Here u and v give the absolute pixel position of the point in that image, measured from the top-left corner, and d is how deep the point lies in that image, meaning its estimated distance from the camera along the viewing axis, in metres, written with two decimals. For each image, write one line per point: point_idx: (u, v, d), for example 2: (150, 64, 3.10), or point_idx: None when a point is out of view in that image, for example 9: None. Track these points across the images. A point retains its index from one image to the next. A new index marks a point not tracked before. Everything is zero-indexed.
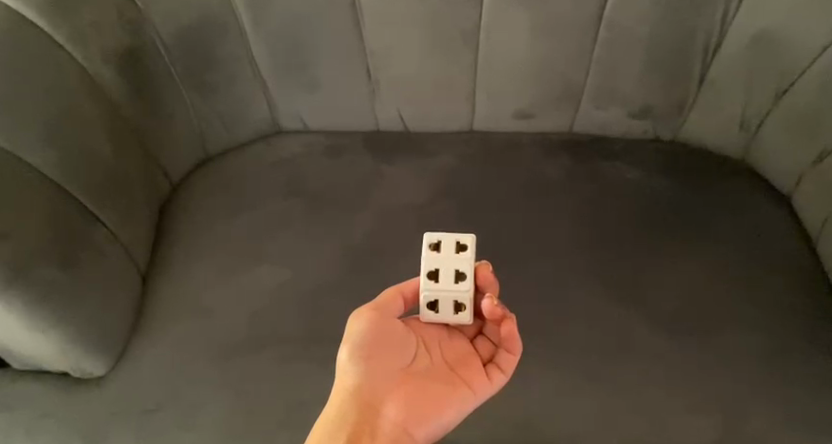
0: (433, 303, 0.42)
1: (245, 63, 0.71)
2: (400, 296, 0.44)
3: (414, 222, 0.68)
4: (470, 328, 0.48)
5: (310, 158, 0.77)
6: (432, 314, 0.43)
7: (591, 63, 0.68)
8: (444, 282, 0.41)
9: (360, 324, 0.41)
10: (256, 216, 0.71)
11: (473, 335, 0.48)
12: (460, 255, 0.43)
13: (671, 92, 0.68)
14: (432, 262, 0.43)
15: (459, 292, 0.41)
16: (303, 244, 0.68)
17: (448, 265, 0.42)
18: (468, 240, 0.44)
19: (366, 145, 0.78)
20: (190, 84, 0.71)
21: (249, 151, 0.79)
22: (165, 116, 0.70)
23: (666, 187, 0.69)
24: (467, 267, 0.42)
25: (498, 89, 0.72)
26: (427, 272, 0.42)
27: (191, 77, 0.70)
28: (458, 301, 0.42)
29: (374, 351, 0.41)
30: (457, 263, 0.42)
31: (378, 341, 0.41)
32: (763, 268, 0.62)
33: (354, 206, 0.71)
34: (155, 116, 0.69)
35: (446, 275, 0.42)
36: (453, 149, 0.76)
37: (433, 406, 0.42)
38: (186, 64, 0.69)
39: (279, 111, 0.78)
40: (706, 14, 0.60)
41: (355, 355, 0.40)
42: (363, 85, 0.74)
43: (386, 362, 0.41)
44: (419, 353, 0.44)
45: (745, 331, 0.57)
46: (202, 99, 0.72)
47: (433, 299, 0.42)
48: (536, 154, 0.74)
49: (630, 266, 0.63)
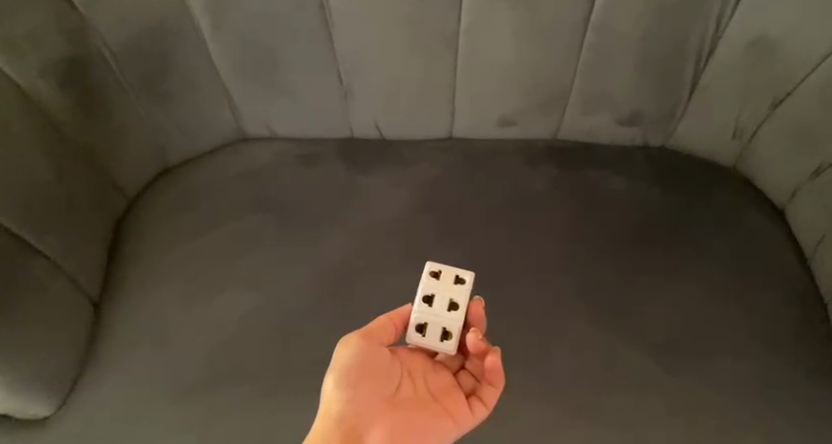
0: (422, 327, 0.43)
1: (205, 67, 0.65)
2: (390, 325, 0.44)
3: (392, 239, 0.64)
4: (457, 362, 0.48)
5: (280, 168, 0.72)
6: (419, 337, 0.43)
7: (578, 69, 0.63)
8: (436, 306, 0.44)
9: (346, 352, 0.41)
10: (222, 234, 0.66)
11: (457, 368, 0.47)
12: (456, 286, 0.45)
13: (661, 98, 0.64)
14: (428, 287, 0.45)
15: (449, 317, 0.43)
16: (272, 264, 0.63)
17: (443, 293, 0.44)
18: (467, 274, 0.46)
19: (340, 154, 0.73)
20: (143, 92, 0.64)
21: (213, 160, 0.73)
22: (115, 128, 0.64)
23: (656, 198, 0.66)
24: (461, 299, 0.44)
25: (480, 95, 0.67)
26: (422, 295, 0.45)
27: (143, 86, 0.63)
28: (446, 328, 0.43)
29: (360, 379, 0.40)
30: (452, 293, 0.44)
31: (364, 367, 0.40)
32: (757, 285, 0.59)
33: (327, 222, 0.66)
34: (103, 129, 0.62)
35: (439, 301, 0.44)
36: (433, 158, 0.72)
37: (417, 437, 0.40)
38: (139, 72, 0.62)
39: (245, 118, 0.72)
40: (701, 19, 0.56)
41: (341, 381, 0.40)
42: (335, 91, 0.69)
43: (369, 390, 0.40)
44: (405, 382, 0.43)
45: (739, 354, 0.54)
46: (158, 107, 0.66)
47: (423, 321, 0.43)
48: (521, 163, 0.70)
49: (618, 286, 0.59)
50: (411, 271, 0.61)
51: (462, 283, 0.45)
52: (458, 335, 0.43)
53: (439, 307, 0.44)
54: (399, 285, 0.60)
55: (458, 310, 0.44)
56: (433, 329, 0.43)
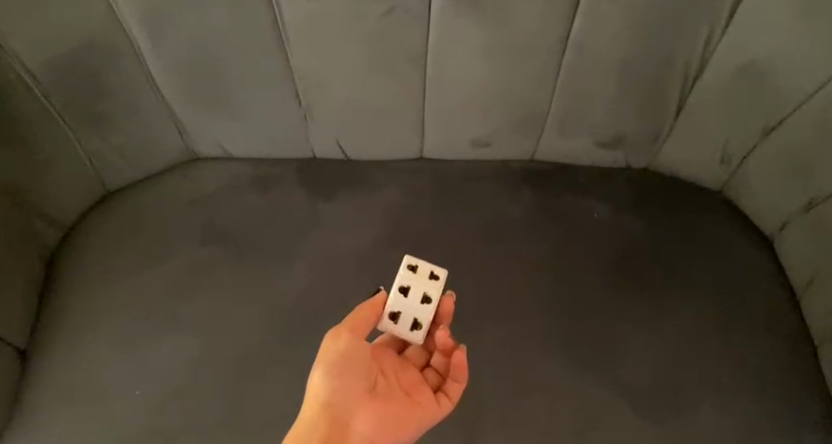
0: (395, 315, 0.44)
1: (145, 85, 0.58)
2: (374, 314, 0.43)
3: (354, 276, 0.59)
4: (420, 358, 0.48)
5: (234, 193, 0.66)
6: (391, 325, 0.43)
7: (556, 89, 0.59)
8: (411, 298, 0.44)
9: (337, 341, 0.40)
10: (167, 270, 0.60)
11: (422, 365, 0.48)
12: (432, 281, 0.46)
13: (644, 121, 0.60)
14: (405, 279, 0.45)
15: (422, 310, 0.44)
16: (222, 305, 0.57)
17: (418, 287, 0.45)
18: (442, 271, 0.47)
19: (299, 177, 0.67)
20: (73, 115, 0.58)
21: (159, 184, 0.67)
22: (39, 158, 0.57)
23: (639, 229, 0.62)
24: (433, 294, 0.45)
25: (450, 115, 0.62)
26: (397, 285, 0.45)
27: (73, 109, 0.57)
28: (417, 319, 0.44)
29: (347, 367, 0.39)
30: (427, 287, 0.45)
31: (351, 357, 0.40)
32: (743, 325, 0.56)
33: (284, 256, 0.61)
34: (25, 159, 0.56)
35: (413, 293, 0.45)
36: (401, 181, 0.66)
37: (396, 426, 0.40)
38: (66, 97, 0.55)
39: (194, 138, 0.66)
40: (686, 41, 0.51)
41: (327, 370, 0.39)
42: (293, 110, 0.63)
43: (354, 379, 0.40)
44: (381, 376, 0.43)
45: (724, 403, 0.51)
46: (92, 131, 0.60)
47: (396, 310, 0.44)
48: (494, 188, 0.66)
49: (598, 327, 0.55)
50: None
51: (437, 279, 0.46)
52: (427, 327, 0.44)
53: (413, 299, 0.45)
54: None
55: (431, 303, 0.45)
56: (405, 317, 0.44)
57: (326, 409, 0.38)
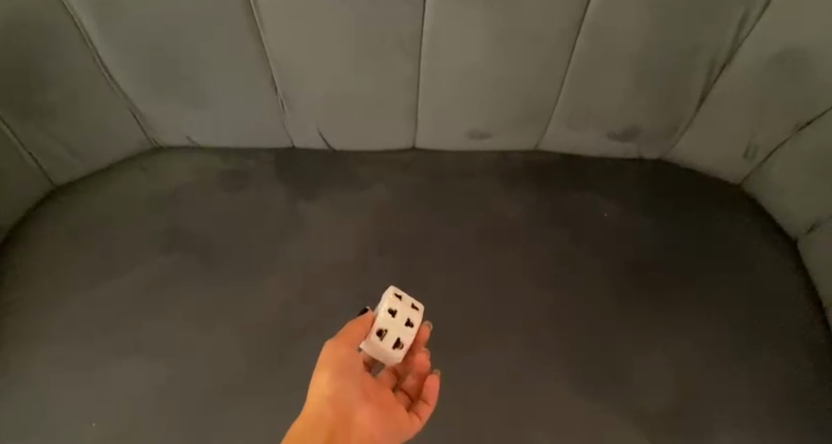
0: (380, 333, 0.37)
1: (92, 70, 0.50)
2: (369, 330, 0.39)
3: (339, 287, 0.54)
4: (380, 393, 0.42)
5: (203, 192, 0.60)
6: (375, 342, 0.36)
7: (567, 78, 0.52)
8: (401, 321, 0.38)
9: (342, 343, 0.35)
10: (130, 280, 0.54)
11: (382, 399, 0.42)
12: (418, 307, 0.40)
13: (661, 114, 0.54)
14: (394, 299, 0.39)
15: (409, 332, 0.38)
16: (193, 321, 0.52)
17: (405, 310, 0.39)
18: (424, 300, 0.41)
19: (278, 173, 0.61)
20: (10, 111, 0.50)
21: (116, 180, 0.61)
22: None
23: (652, 231, 0.57)
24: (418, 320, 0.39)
25: (447, 104, 0.55)
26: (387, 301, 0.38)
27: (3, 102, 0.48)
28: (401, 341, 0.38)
29: (351, 367, 0.35)
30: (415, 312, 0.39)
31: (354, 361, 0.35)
32: (764, 337, 0.52)
33: (262, 265, 0.55)
34: None
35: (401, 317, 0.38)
36: (391, 178, 0.60)
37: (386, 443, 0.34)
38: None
39: (153, 126, 0.59)
40: (717, 28, 0.45)
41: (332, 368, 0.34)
42: (269, 98, 0.55)
43: (354, 378, 0.35)
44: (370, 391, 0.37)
45: (741, 425, 0.47)
46: (32, 125, 0.52)
47: (384, 327, 0.37)
48: (493, 185, 0.60)
49: (608, 342, 0.51)
50: None
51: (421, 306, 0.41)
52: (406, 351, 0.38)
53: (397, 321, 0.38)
54: None
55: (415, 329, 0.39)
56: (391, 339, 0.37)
57: (331, 405, 0.32)
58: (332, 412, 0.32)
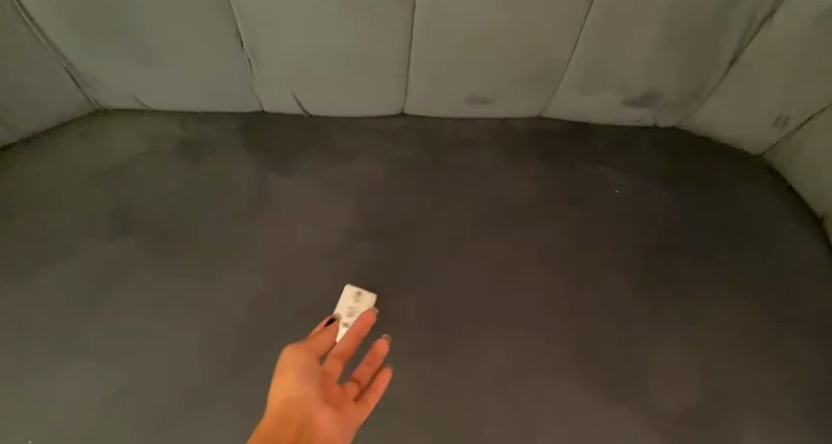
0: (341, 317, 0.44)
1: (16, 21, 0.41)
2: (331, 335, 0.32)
3: (319, 276, 0.47)
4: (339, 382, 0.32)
5: (157, 164, 0.51)
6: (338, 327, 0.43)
7: (583, 34, 0.44)
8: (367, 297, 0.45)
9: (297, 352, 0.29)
10: (70, 270, 0.46)
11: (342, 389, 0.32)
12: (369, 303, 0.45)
13: (685, 78, 0.48)
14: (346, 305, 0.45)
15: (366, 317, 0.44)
16: (150, 318, 0.45)
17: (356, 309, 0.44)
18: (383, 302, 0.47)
19: (244, 142, 0.53)
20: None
21: (49, 150, 0.51)
22: None
23: (668, 208, 0.51)
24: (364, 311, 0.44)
25: (442, 62, 0.47)
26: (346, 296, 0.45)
27: None
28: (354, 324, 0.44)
29: (309, 370, 0.28)
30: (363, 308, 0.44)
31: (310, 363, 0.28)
32: (794, 329, 0.46)
33: (229, 250, 0.48)
34: None
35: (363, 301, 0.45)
36: (377, 148, 0.53)
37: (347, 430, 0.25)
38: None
39: (97, 89, 0.50)
40: None
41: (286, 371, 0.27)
42: (230, 51, 0.46)
43: (314, 379, 0.27)
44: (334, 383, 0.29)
45: (771, 427, 0.42)
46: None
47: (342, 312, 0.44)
48: (494, 159, 0.53)
49: (620, 334, 0.46)
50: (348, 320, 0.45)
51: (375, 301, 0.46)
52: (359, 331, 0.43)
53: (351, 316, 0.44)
54: None
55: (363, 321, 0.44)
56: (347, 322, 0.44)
57: (289, 406, 0.24)
58: (291, 413, 0.24)
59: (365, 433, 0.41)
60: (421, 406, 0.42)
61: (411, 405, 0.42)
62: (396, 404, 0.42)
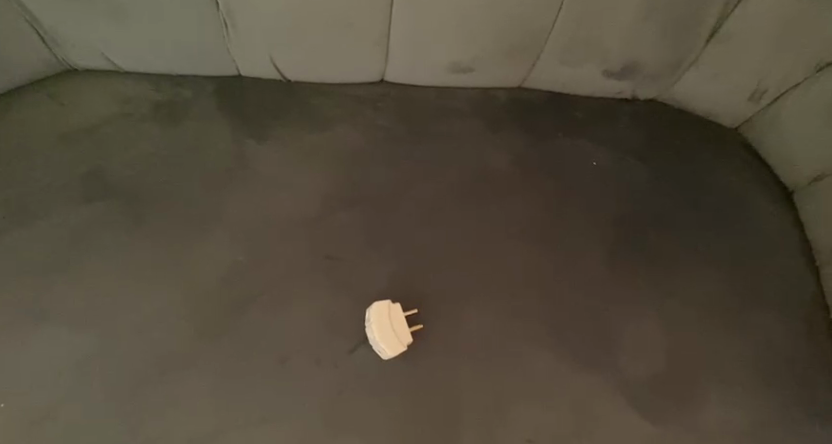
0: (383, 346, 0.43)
1: None
2: None
3: (296, 242, 0.47)
4: None
5: (130, 127, 0.50)
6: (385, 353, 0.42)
7: (566, 4, 0.44)
8: (397, 308, 0.43)
9: None
10: (42, 234, 0.45)
11: None
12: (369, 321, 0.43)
13: (665, 50, 0.48)
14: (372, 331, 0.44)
15: (400, 329, 0.42)
16: (125, 283, 0.45)
17: (370, 332, 0.43)
18: (375, 306, 0.43)
19: (221, 106, 0.52)
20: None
21: (18, 110, 0.49)
22: None
23: (644, 179, 0.52)
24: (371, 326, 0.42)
25: (423, 30, 0.46)
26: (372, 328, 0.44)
27: None
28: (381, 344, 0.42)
29: None
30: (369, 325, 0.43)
31: None
32: (759, 300, 0.48)
33: (206, 216, 0.47)
34: None
35: (395, 313, 0.43)
36: (356, 115, 0.52)
37: None
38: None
39: (65, 48, 0.48)
40: None
41: None
42: (204, 12, 0.44)
43: None
44: None
45: (732, 389, 0.44)
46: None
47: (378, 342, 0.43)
48: (474, 130, 0.53)
49: (592, 302, 0.47)
50: (326, 287, 0.45)
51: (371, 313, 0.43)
52: (385, 343, 0.42)
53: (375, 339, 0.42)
54: (309, 309, 0.45)
55: (376, 336, 0.42)
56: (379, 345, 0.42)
57: None
58: None
59: (343, 394, 0.42)
60: (395, 371, 0.43)
61: (389, 367, 0.43)
62: (371, 369, 0.43)
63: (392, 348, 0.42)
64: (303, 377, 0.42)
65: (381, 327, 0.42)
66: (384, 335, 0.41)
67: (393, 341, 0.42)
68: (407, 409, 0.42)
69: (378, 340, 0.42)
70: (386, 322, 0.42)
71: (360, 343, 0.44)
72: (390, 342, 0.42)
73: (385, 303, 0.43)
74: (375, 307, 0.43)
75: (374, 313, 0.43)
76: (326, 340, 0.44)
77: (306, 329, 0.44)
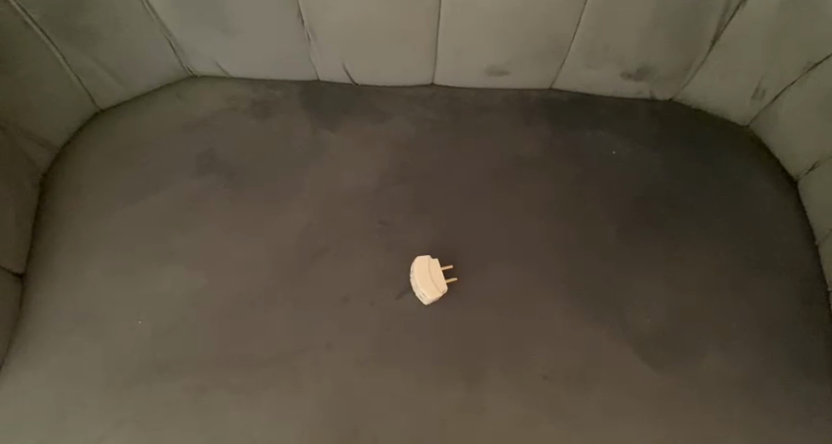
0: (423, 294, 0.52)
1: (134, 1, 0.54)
2: None
3: (358, 210, 0.58)
4: None
5: (233, 118, 0.63)
6: (425, 298, 0.52)
7: (583, 18, 0.53)
8: (435, 261, 0.53)
9: None
10: (168, 197, 0.59)
11: None
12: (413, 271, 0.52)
13: (675, 53, 0.55)
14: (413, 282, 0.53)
15: (438, 277, 0.52)
16: (226, 236, 0.57)
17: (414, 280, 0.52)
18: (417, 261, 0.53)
19: (301, 103, 0.64)
20: (57, 32, 0.54)
21: (153, 105, 0.65)
22: (27, 78, 0.55)
23: (659, 166, 0.59)
24: (416, 274, 0.52)
25: (466, 41, 0.57)
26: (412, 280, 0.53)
27: (55, 23, 0.53)
28: (423, 289, 0.51)
29: None
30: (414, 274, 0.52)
31: None
32: (759, 272, 0.54)
33: (289, 187, 0.60)
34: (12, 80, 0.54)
35: (433, 265, 0.52)
36: (410, 111, 0.63)
37: None
38: (44, 7, 0.51)
39: (189, 57, 0.62)
40: None
41: None
42: (296, 29, 0.58)
43: None
44: None
45: (728, 346, 0.51)
46: (80, 51, 0.57)
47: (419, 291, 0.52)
48: (508, 123, 0.62)
49: (605, 268, 0.54)
50: (380, 246, 0.56)
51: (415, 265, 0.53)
52: (429, 287, 0.51)
53: (417, 286, 0.52)
54: (366, 263, 0.55)
55: (420, 282, 0.51)
56: (421, 291, 0.52)
57: None
58: None
59: (392, 329, 0.52)
60: (434, 314, 0.53)
61: (429, 310, 0.53)
62: (414, 310, 0.53)
63: (432, 293, 0.51)
64: (360, 313, 0.53)
65: (422, 275, 0.51)
66: (425, 281, 0.51)
67: (432, 287, 0.51)
68: (443, 344, 0.51)
69: (422, 285, 0.51)
70: (426, 272, 0.52)
71: (406, 290, 0.54)
72: (429, 286, 0.51)
73: (425, 258, 0.53)
74: (417, 260, 0.53)
75: (417, 266, 0.52)
76: (379, 286, 0.54)
77: (364, 277, 0.54)
